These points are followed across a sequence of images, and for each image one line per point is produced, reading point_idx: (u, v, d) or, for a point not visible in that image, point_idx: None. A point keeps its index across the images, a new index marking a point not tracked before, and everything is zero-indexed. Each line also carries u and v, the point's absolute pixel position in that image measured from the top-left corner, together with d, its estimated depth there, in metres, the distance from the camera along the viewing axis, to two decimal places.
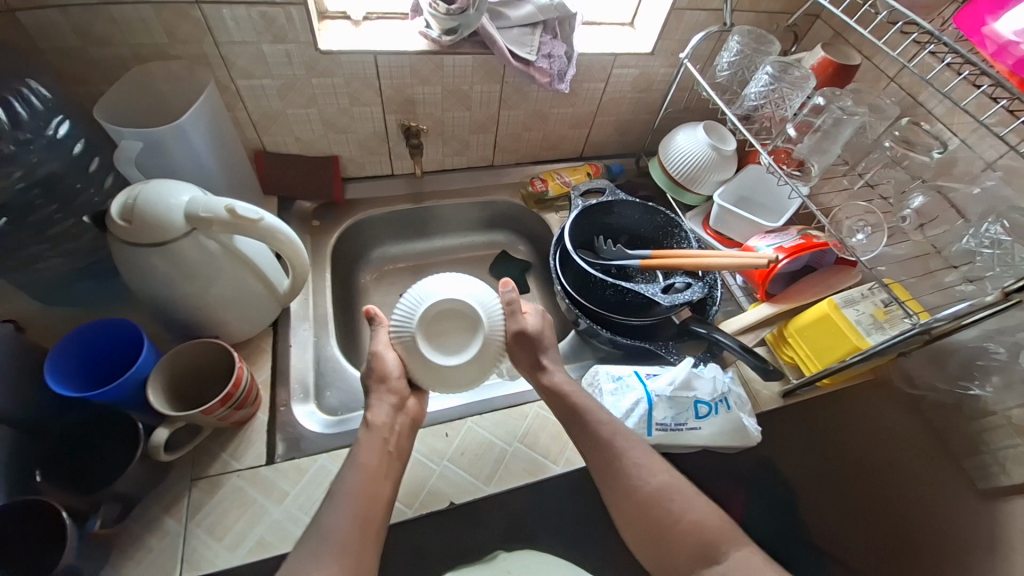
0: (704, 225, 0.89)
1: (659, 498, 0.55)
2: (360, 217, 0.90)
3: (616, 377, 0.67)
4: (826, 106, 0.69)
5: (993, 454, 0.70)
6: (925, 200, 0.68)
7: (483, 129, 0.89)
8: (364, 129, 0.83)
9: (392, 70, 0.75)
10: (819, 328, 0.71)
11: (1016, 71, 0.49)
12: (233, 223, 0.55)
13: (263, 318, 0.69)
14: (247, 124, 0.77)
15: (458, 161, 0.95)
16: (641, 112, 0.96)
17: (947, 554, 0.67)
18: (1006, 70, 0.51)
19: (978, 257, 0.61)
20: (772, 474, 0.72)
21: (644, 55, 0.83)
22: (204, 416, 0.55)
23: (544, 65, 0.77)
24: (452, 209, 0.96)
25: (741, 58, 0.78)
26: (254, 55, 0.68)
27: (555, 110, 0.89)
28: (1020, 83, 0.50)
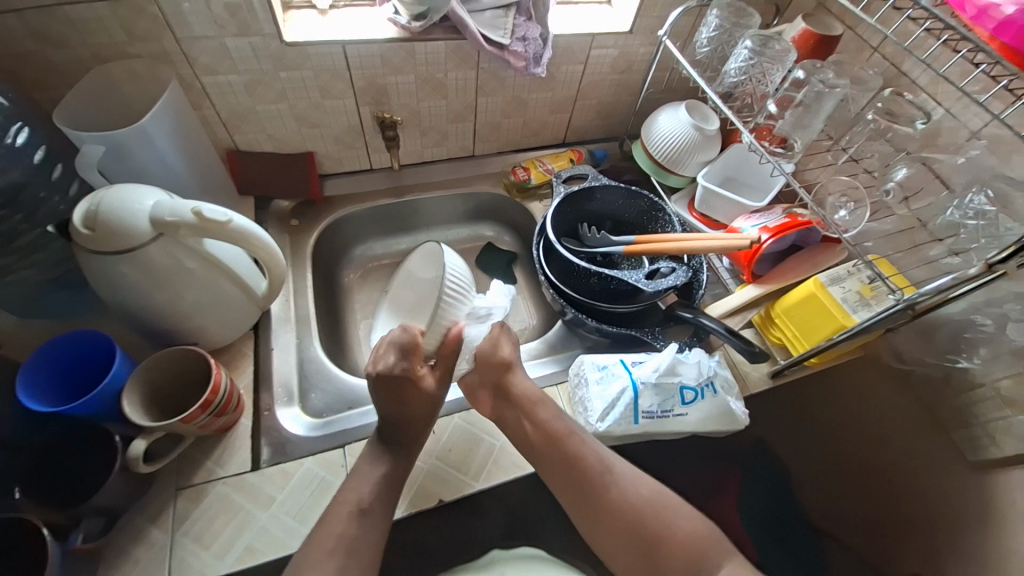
0: (689, 207, 0.87)
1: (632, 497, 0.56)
2: (339, 214, 0.88)
3: (601, 366, 0.65)
4: (806, 80, 0.68)
5: (982, 426, 0.69)
6: (909, 171, 0.66)
7: (462, 118, 0.87)
8: (338, 123, 0.81)
9: (363, 60, 0.73)
10: (805, 307, 0.70)
11: (998, 35, 0.48)
12: (200, 226, 0.53)
13: (242, 322, 0.67)
14: (216, 123, 0.75)
15: (438, 152, 0.93)
16: (623, 95, 0.94)
17: (940, 529, 0.68)
18: (986, 36, 0.49)
19: (963, 230, 0.60)
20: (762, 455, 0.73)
21: (622, 35, 0.81)
22: (183, 424, 0.54)
23: (519, 48, 0.75)
24: (434, 202, 0.95)
25: (720, 32, 0.76)
26: (217, 50, 0.66)
27: (534, 95, 0.87)
28: (1000, 47, 0.48)
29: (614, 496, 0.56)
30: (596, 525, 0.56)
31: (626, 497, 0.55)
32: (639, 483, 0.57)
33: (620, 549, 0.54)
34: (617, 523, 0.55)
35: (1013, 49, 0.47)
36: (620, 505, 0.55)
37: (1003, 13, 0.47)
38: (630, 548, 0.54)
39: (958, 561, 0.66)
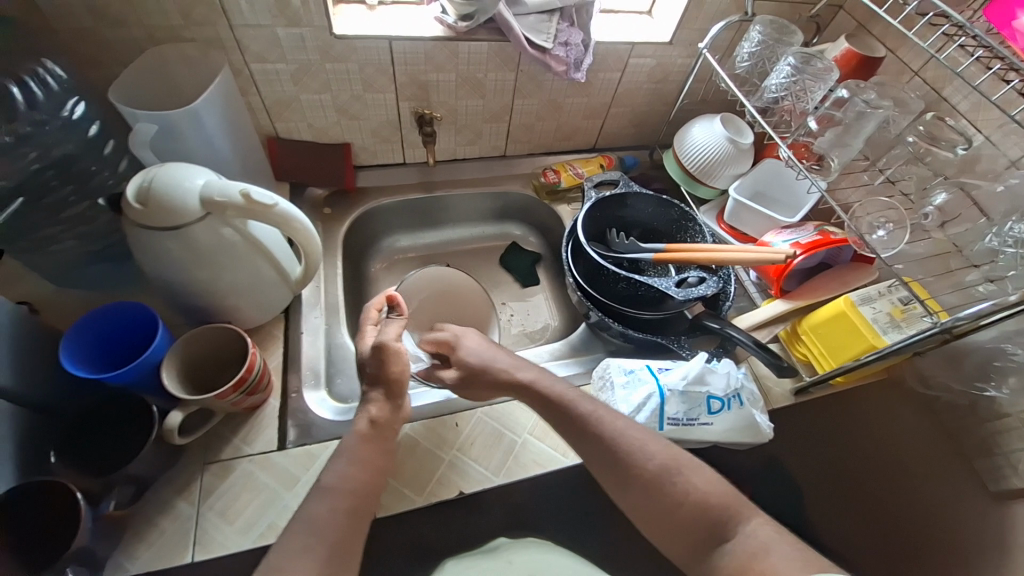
0: (717, 219, 0.88)
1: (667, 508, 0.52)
2: (371, 206, 0.90)
3: (629, 370, 0.66)
4: (849, 99, 0.68)
5: (1005, 456, 0.71)
6: (947, 197, 0.67)
7: (496, 118, 0.88)
8: (377, 116, 0.82)
9: (406, 57, 0.74)
10: (834, 326, 0.70)
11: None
12: (247, 208, 0.54)
13: (275, 305, 0.68)
14: (260, 109, 0.77)
15: (471, 150, 0.94)
16: (657, 104, 0.94)
17: (954, 556, 0.68)
18: None
19: (1001, 257, 0.60)
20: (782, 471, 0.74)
21: (662, 45, 0.82)
22: (217, 400, 0.55)
23: (560, 53, 0.76)
24: (463, 199, 0.96)
25: (761, 48, 0.76)
26: (268, 39, 0.68)
27: (570, 100, 0.88)
28: None
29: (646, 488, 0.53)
30: (630, 506, 0.53)
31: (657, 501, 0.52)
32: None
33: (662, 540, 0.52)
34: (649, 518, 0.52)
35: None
36: (641, 486, 0.52)
37: None
38: (668, 536, 0.52)
39: None
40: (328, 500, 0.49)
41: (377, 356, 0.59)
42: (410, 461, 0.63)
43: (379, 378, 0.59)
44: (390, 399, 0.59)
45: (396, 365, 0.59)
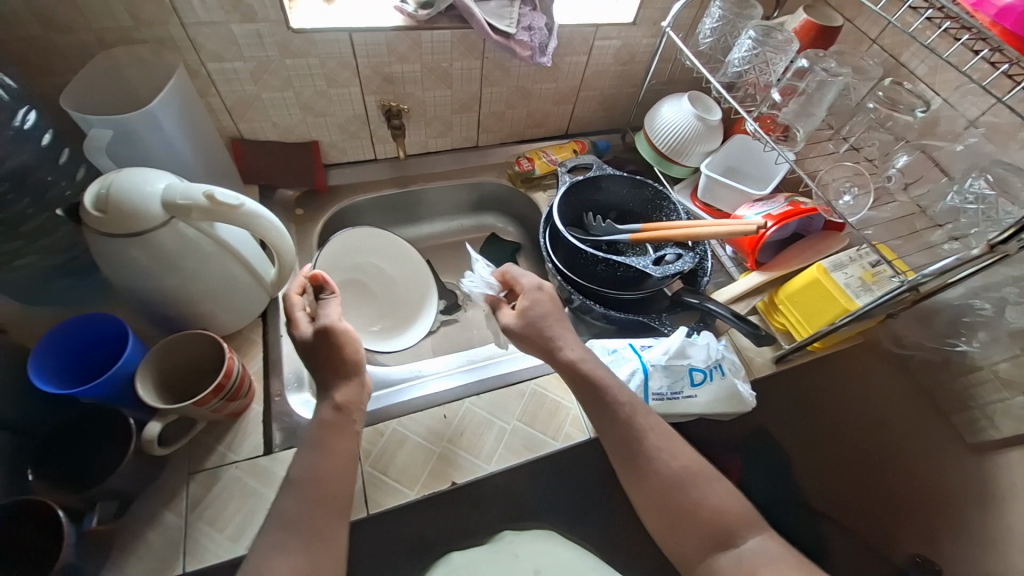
0: (692, 197, 0.89)
1: (664, 483, 0.53)
2: (344, 204, 0.89)
3: (611, 349, 0.66)
4: (810, 69, 0.68)
5: (981, 408, 0.74)
6: (910, 158, 0.69)
7: (465, 108, 0.87)
8: (343, 112, 0.81)
9: (368, 50, 0.73)
10: (809, 292, 0.72)
11: (998, 21, 0.48)
12: (212, 210, 0.52)
13: (251, 309, 0.67)
14: (222, 111, 0.75)
15: (442, 142, 0.93)
16: (625, 86, 0.94)
17: (939, 509, 0.71)
18: (987, 22, 0.50)
19: (964, 214, 0.61)
20: (770, 440, 0.74)
21: (625, 26, 0.82)
22: (197, 407, 0.54)
23: (524, 38, 0.76)
24: (438, 192, 0.95)
25: (723, 23, 0.76)
26: (223, 37, 0.66)
27: (538, 86, 0.88)
28: (1001, 33, 0.49)
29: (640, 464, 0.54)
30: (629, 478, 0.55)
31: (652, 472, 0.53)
32: (660, 458, 0.54)
33: (655, 513, 0.53)
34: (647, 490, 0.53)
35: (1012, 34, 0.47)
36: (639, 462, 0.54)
37: None
38: (667, 519, 0.52)
39: (957, 539, 0.68)
40: (318, 500, 0.49)
41: (330, 342, 0.57)
42: (400, 455, 0.62)
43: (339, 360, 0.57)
44: (351, 380, 0.57)
45: (350, 344, 0.58)
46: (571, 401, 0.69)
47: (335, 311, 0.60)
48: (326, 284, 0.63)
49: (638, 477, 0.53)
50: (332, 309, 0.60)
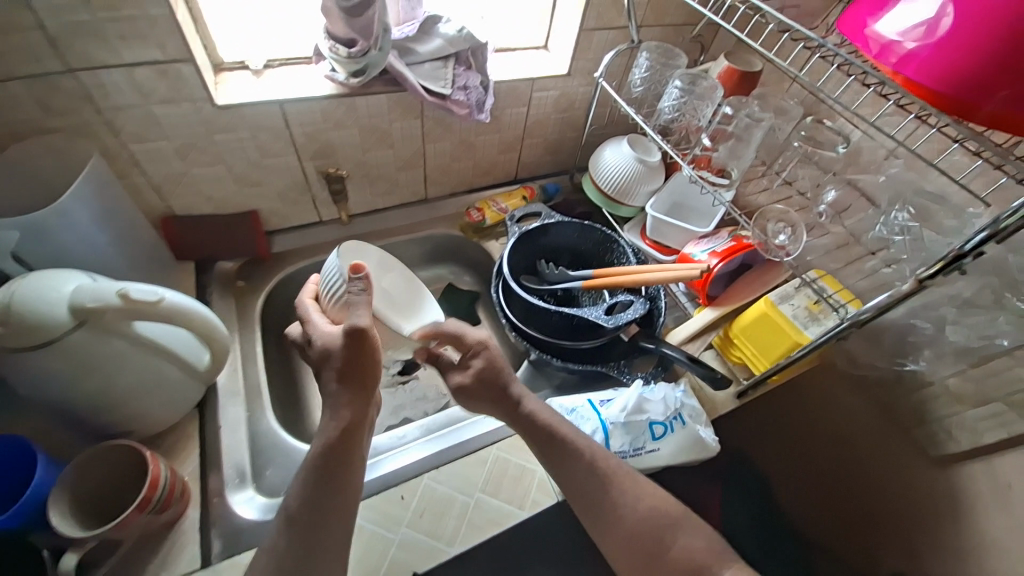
0: (642, 235, 0.90)
1: (639, 525, 0.52)
2: (291, 270, 0.85)
3: (568, 410, 0.65)
4: (735, 114, 0.71)
5: (939, 423, 0.75)
6: (838, 192, 0.72)
7: (409, 164, 0.87)
8: (282, 179, 0.78)
9: (302, 118, 0.71)
10: (760, 326, 0.74)
11: (900, 70, 0.46)
12: (128, 308, 0.49)
13: (185, 402, 0.62)
14: (148, 190, 0.71)
15: (390, 199, 0.92)
16: (568, 131, 0.96)
17: (915, 522, 0.71)
18: (889, 72, 0.47)
19: (892, 244, 0.64)
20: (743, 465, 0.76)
21: (561, 76, 0.84)
22: (119, 529, 0.48)
23: (460, 96, 0.76)
24: (390, 249, 0.93)
25: (651, 73, 0.79)
26: (144, 118, 0.63)
27: (481, 138, 0.89)
28: (903, 82, 0.46)
29: (612, 509, 0.53)
30: (598, 527, 0.54)
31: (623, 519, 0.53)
32: (632, 498, 0.54)
33: (627, 555, 0.52)
34: (620, 538, 0.52)
35: (915, 81, 0.44)
36: (611, 506, 0.53)
37: (905, 48, 0.45)
38: (636, 561, 0.52)
39: (934, 552, 0.68)
40: None
41: (353, 348, 0.57)
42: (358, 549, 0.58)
43: (349, 370, 0.57)
44: (359, 395, 0.58)
45: (372, 354, 0.58)
46: (535, 464, 0.67)
47: (367, 314, 0.57)
48: (364, 269, 0.59)
49: (610, 521, 0.53)
50: (363, 312, 0.57)
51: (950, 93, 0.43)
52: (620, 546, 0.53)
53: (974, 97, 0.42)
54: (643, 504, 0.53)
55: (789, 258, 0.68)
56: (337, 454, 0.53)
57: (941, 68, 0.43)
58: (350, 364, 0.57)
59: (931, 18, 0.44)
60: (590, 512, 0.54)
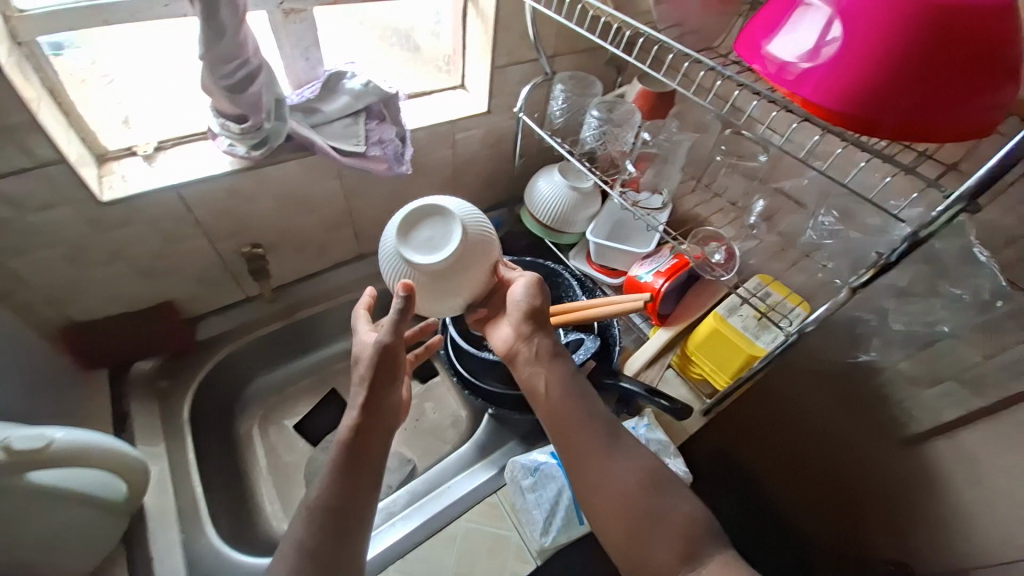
0: (588, 260, 0.88)
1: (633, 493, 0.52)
2: (222, 357, 0.79)
3: (534, 468, 0.64)
4: (653, 140, 0.72)
5: (899, 407, 0.75)
6: (766, 202, 0.74)
7: (337, 225, 0.83)
8: (195, 264, 0.73)
9: (205, 200, 0.66)
10: (713, 343, 0.73)
11: (798, 91, 0.45)
12: (14, 462, 0.45)
13: (104, 542, 0.55)
14: (39, 303, 0.64)
15: (322, 262, 0.87)
16: (499, 165, 0.94)
17: (893, 500, 0.76)
18: (787, 94, 0.46)
19: (823, 248, 0.66)
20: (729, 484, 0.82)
21: (482, 114, 0.82)
22: None
23: (377, 151, 0.73)
24: (330, 313, 0.88)
25: (568, 105, 0.78)
26: (16, 230, 0.57)
27: (409, 187, 0.85)
28: (803, 103, 0.45)
29: (605, 475, 0.53)
30: (594, 495, 0.53)
31: (616, 485, 0.53)
32: (632, 471, 0.53)
33: (619, 526, 0.51)
34: (613, 508, 0.52)
35: (817, 101, 0.43)
36: (604, 474, 0.53)
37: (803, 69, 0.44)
38: (628, 529, 0.51)
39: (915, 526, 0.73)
40: None
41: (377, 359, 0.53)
42: None
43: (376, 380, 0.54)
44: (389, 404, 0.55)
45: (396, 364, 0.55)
46: (509, 529, 0.63)
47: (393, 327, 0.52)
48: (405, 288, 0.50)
49: (604, 487, 0.53)
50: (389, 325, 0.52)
51: (851, 112, 0.43)
52: (615, 514, 0.52)
53: (874, 115, 0.42)
54: (644, 477, 0.53)
55: (725, 278, 0.67)
56: (355, 453, 0.52)
57: (836, 89, 0.43)
58: (379, 373, 0.53)
59: (817, 43, 0.43)
60: (587, 479, 0.54)
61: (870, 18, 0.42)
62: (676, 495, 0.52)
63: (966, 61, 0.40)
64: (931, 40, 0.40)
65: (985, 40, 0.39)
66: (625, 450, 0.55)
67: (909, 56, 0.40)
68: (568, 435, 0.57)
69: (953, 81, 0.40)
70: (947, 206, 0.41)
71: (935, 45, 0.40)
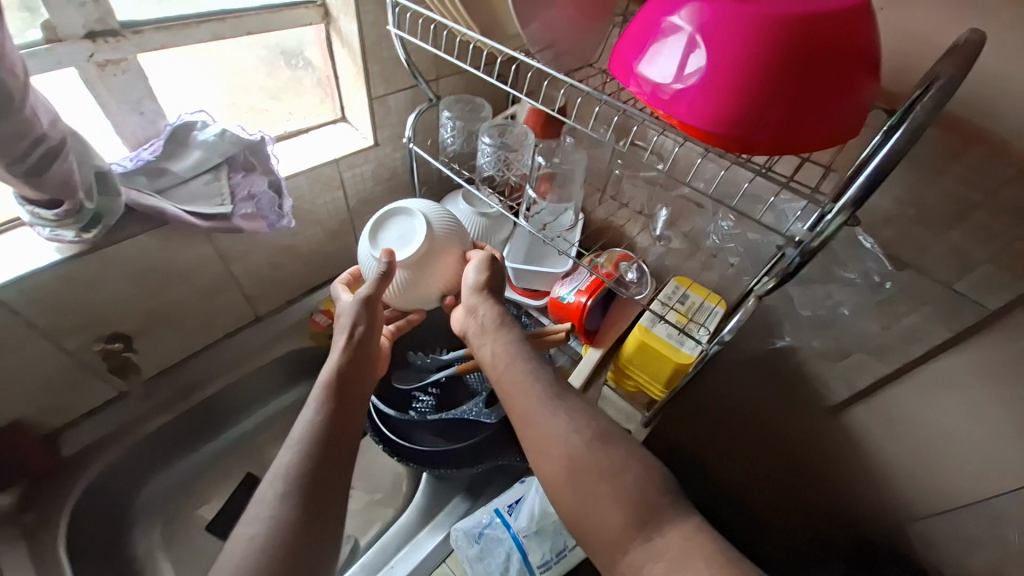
0: (509, 284, 0.84)
1: (581, 449, 0.49)
2: (98, 469, 0.67)
3: (478, 535, 0.62)
4: (549, 165, 0.69)
5: (819, 382, 0.77)
6: (669, 211, 0.74)
7: (222, 293, 0.73)
8: (40, 371, 0.61)
9: (33, 300, 0.55)
10: (642, 355, 0.72)
11: (673, 113, 0.43)
12: None
13: None
14: None
15: (212, 335, 0.77)
16: (402, 198, 0.88)
17: (827, 465, 0.80)
18: (665, 118, 0.44)
19: (726, 251, 0.71)
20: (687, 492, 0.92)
21: (369, 149, 0.76)
22: None
23: (248, 208, 0.63)
24: (231, 390, 0.79)
25: (459, 132, 0.73)
26: None
27: (300, 238, 0.77)
28: (681, 125, 0.43)
29: (550, 433, 0.50)
30: (542, 454, 0.50)
31: (568, 443, 0.49)
32: (577, 429, 0.51)
33: (564, 486, 0.48)
34: (561, 468, 0.48)
35: (694, 122, 0.42)
36: (551, 430, 0.50)
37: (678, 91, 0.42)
38: (575, 486, 0.48)
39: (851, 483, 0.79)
40: None
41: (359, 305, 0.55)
42: None
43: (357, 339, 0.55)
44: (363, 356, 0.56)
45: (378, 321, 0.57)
46: None
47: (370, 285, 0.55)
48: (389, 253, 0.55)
49: (551, 446, 0.50)
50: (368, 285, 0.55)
51: (728, 132, 0.41)
52: (559, 472, 0.49)
53: (751, 135, 0.41)
54: (590, 435, 0.50)
55: (638, 298, 0.70)
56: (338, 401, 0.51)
57: (709, 111, 0.41)
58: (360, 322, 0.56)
59: (686, 63, 0.42)
60: (532, 435, 0.51)
61: (731, 34, 0.40)
62: (625, 450, 0.50)
63: (825, 70, 0.40)
64: (791, 56, 0.39)
65: (840, 47, 0.39)
66: (571, 408, 0.53)
67: (773, 74, 0.40)
68: (519, 389, 0.54)
69: (817, 92, 0.40)
70: (834, 215, 0.39)
71: (794, 59, 0.39)
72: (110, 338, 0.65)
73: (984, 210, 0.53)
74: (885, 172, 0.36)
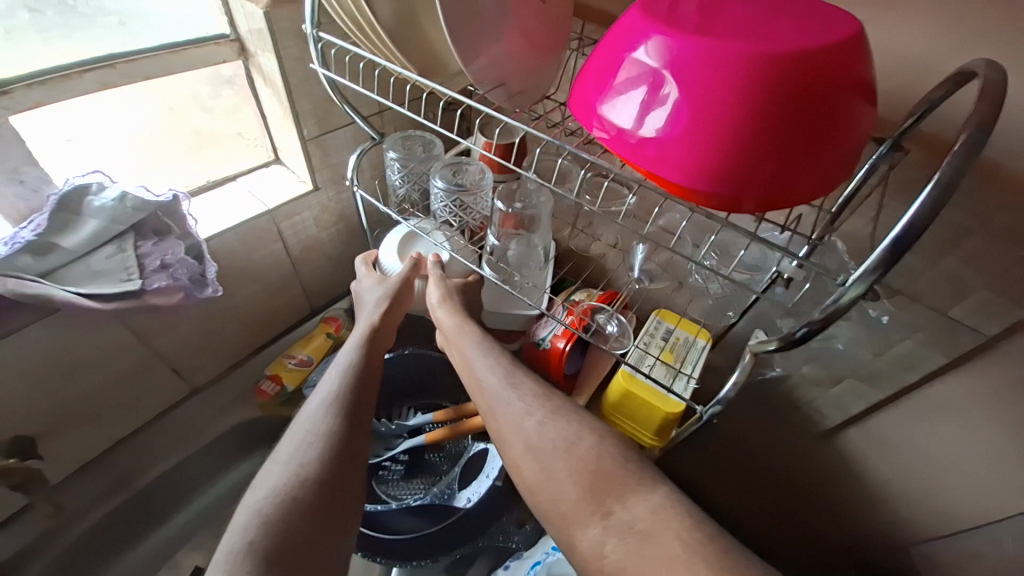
0: None
1: (538, 437, 0.47)
2: None
3: None
4: (512, 209, 0.61)
5: (810, 406, 0.68)
6: (646, 248, 0.67)
7: (147, 372, 0.64)
8: None
9: None
10: (627, 404, 0.66)
11: (643, 165, 0.37)
12: None
13: None
14: None
15: (142, 418, 0.67)
16: (352, 242, 0.79)
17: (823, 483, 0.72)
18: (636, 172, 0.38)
19: (710, 290, 0.63)
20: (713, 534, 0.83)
21: (308, 194, 0.67)
22: None
23: (161, 281, 0.54)
24: (169, 476, 0.70)
25: (407, 172, 0.64)
26: None
27: (235, 298, 0.68)
28: (653, 178, 0.37)
29: (507, 420, 0.49)
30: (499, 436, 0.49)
31: (523, 429, 0.48)
32: (531, 411, 0.49)
33: (527, 469, 0.46)
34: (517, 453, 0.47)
35: (670, 175, 0.36)
36: (506, 414, 0.49)
37: (648, 141, 0.36)
38: (533, 469, 0.46)
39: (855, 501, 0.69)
40: None
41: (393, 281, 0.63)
42: None
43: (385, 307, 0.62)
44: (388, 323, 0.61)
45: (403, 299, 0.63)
46: None
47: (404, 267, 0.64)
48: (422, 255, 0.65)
49: (507, 434, 0.48)
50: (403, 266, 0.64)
51: (709, 187, 0.36)
52: (517, 456, 0.47)
53: (735, 192, 0.35)
54: (541, 414, 0.48)
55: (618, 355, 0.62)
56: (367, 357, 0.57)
57: (685, 165, 0.35)
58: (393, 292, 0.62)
59: (654, 105, 0.35)
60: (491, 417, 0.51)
61: (706, 74, 0.34)
62: (576, 423, 0.48)
63: (819, 112, 0.33)
64: (778, 100, 0.33)
65: (837, 86, 0.33)
66: (525, 389, 0.51)
67: (758, 121, 0.34)
68: (477, 375, 0.53)
69: (811, 137, 0.34)
70: (858, 281, 0.32)
71: (786, 102, 0.33)
72: (6, 453, 0.56)
73: (978, 237, 0.46)
74: (915, 232, 0.30)
